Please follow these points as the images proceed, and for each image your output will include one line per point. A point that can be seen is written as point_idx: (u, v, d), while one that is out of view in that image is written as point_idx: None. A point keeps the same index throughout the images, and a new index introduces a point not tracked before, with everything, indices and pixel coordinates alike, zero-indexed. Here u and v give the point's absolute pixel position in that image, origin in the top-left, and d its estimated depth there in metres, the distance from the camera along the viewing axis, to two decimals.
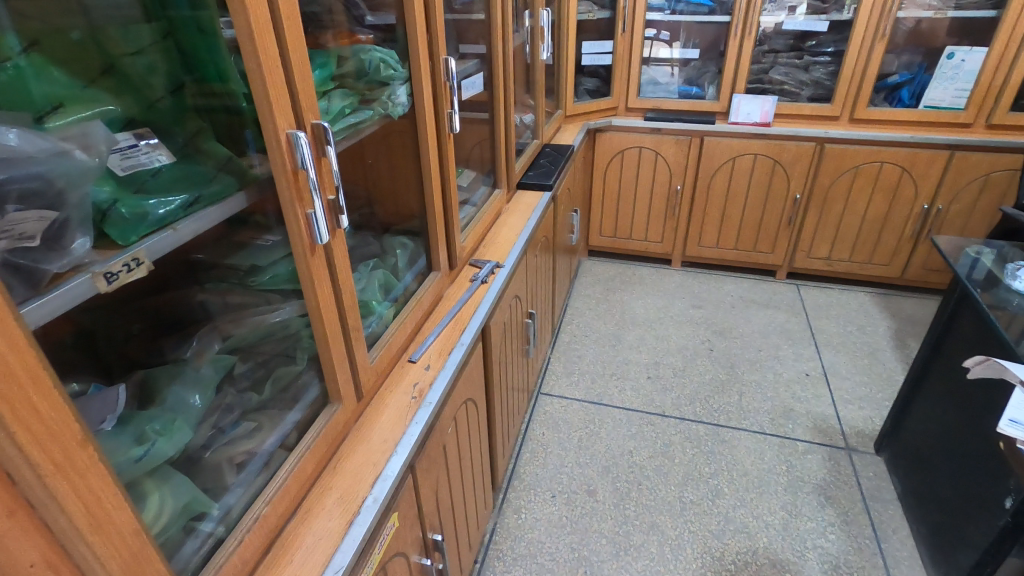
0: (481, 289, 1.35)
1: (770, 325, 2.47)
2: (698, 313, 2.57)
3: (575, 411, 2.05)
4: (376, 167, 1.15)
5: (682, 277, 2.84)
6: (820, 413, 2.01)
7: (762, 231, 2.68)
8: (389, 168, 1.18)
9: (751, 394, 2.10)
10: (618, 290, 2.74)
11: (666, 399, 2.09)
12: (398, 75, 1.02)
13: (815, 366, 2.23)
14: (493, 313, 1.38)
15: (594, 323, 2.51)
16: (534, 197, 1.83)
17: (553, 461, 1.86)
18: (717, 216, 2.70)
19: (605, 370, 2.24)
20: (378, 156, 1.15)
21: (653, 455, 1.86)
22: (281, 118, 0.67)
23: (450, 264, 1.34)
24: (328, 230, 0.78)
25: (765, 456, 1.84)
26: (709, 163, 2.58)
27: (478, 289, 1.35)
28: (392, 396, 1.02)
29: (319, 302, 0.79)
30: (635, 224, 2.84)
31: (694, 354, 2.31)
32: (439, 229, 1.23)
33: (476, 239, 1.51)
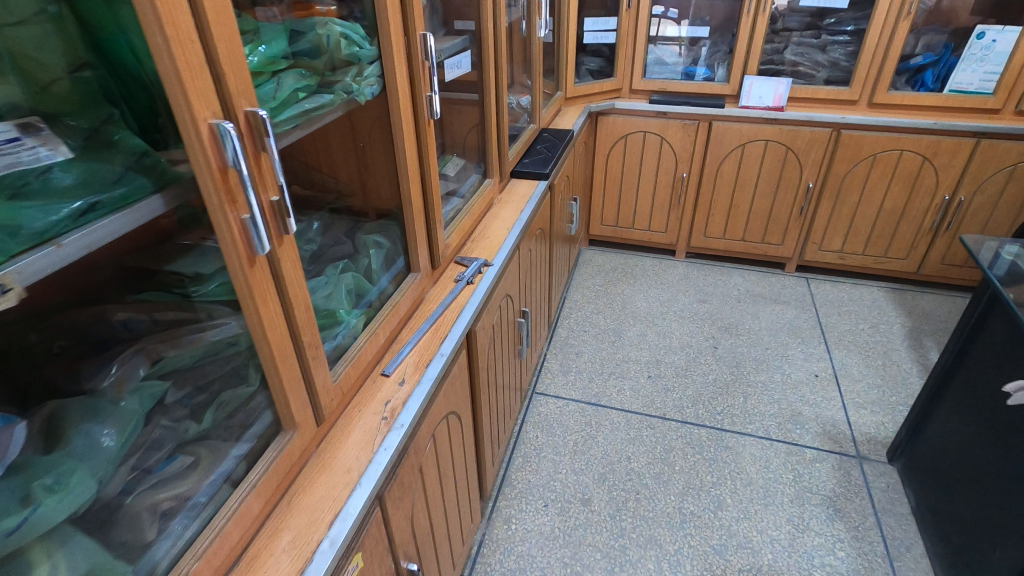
0: (468, 291, 1.23)
1: (778, 322, 2.35)
2: (703, 308, 2.45)
3: (571, 412, 1.95)
4: (339, 153, 1.04)
5: (687, 268, 2.71)
6: (829, 418, 1.91)
7: (772, 222, 2.55)
8: (358, 155, 1.06)
9: (757, 397, 1.99)
10: (620, 282, 2.63)
11: (667, 401, 1.99)
12: (365, 53, 0.89)
13: (825, 366, 2.12)
14: (481, 317, 1.27)
15: (594, 318, 2.40)
16: (529, 188, 1.71)
17: (547, 467, 1.76)
18: (725, 205, 2.57)
19: (603, 368, 2.13)
20: (345, 142, 1.03)
21: (652, 462, 1.76)
22: (200, 106, 0.55)
23: (432, 262, 1.22)
24: (271, 238, 0.66)
25: (771, 464, 1.74)
26: (717, 149, 2.44)
27: (463, 292, 1.23)
28: (360, 417, 0.92)
29: (265, 323, 0.68)
30: (638, 213, 2.71)
31: (697, 352, 2.20)
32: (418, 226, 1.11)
33: (464, 234, 1.40)
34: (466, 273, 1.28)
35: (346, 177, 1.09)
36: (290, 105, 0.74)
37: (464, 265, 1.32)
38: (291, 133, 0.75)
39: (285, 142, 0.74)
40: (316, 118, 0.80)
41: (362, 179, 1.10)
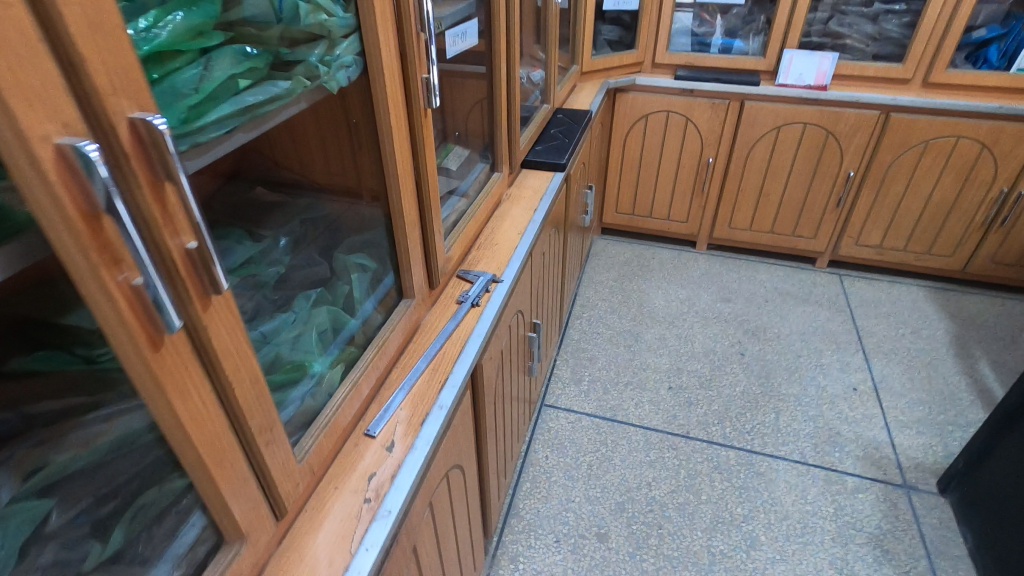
0: (472, 318, 1.02)
1: (810, 325, 2.15)
2: (727, 308, 2.24)
3: (584, 429, 1.76)
4: (306, 146, 0.85)
5: (708, 262, 2.49)
6: (870, 439, 1.72)
7: (805, 214, 2.32)
8: (331, 151, 0.85)
9: (790, 413, 1.80)
10: (635, 277, 2.41)
11: (690, 416, 1.80)
12: (339, 22, 0.66)
13: (863, 378, 1.92)
14: (488, 346, 1.06)
15: (608, 318, 2.19)
16: (543, 180, 1.48)
17: (558, 495, 1.58)
18: (753, 194, 2.34)
19: (619, 377, 1.94)
20: (314, 133, 0.83)
21: (675, 489, 1.58)
22: (32, 117, 0.32)
23: (429, 282, 1.00)
24: (184, 302, 0.45)
25: (808, 494, 1.56)
26: (749, 132, 2.19)
27: (467, 319, 1.02)
28: (336, 499, 0.72)
29: (187, 422, 0.47)
30: (656, 201, 2.47)
31: (722, 359, 2.00)
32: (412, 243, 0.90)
33: (467, 242, 1.18)
34: (472, 293, 1.07)
35: (318, 174, 0.89)
36: (226, 100, 0.52)
37: (470, 282, 1.10)
38: (229, 140, 0.53)
39: (220, 154, 0.52)
40: (269, 116, 0.58)
41: (339, 180, 0.89)
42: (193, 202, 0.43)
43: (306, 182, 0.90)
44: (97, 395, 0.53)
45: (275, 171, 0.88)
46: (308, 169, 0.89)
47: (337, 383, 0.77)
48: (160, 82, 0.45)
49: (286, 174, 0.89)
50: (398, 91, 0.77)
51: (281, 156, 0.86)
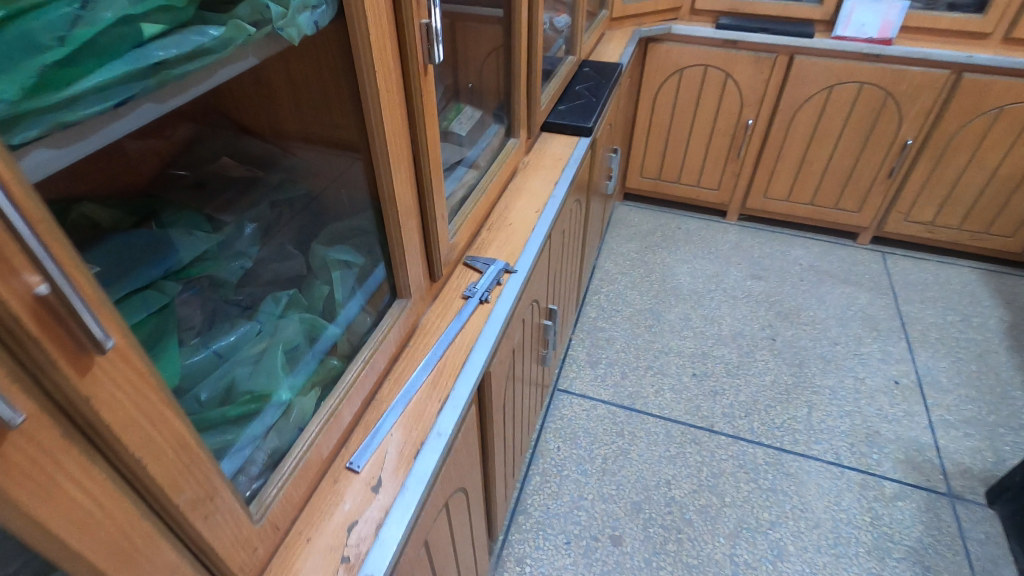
0: (481, 318, 0.87)
1: (848, 308, 1.97)
2: (759, 286, 2.07)
3: (600, 419, 1.63)
4: (277, 108, 0.70)
5: (739, 234, 2.30)
6: (912, 439, 1.57)
7: (850, 185, 2.10)
8: (307, 114, 0.70)
9: (824, 408, 1.65)
10: (659, 249, 2.23)
11: (715, 408, 1.66)
12: None
13: (906, 370, 1.76)
14: (499, 349, 0.90)
15: (628, 294, 2.03)
16: (565, 147, 1.29)
17: (570, 491, 1.47)
18: (795, 162, 2.11)
19: (638, 361, 1.80)
20: (286, 93, 0.68)
21: (697, 490, 1.46)
22: None
23: (429, 276, 0.84)
24: (31, 373, 0.30)
25: (842, 501, 1.43)
26: (796, 91, 1.95)
27: (476, 319, 0.87)
28: (309, 556, 0.59)
29: (66, 532, 0.33)
30: (686, 165, 2.26)
31: (751, 344, 1.85)
32: (407, 234, 0.72)
33: (476, 223, 1.01)
34: (482, 287, 0.91)
35: (291, 142, 0.75)
36: (122, 56, 0.35)
37: (480, 272, 0.94)
38: (125, 115, 0.37)
39: (111, 136, 0.36)
40: (194, 78, 0.41)
41: (318, 150, 0.73)
42: (11, 199, 0.27)
43: (279, 150, 0.75)
44: None
45: (242, 138, 0.74)
46: (280, 135, 0.74)
47: (314, 410, 0.63)
48: (1, 26, 0.28)
49: (254, 142, 0.75)
50: (388, 42, 0.59)
51: (246, 118, 0.72)
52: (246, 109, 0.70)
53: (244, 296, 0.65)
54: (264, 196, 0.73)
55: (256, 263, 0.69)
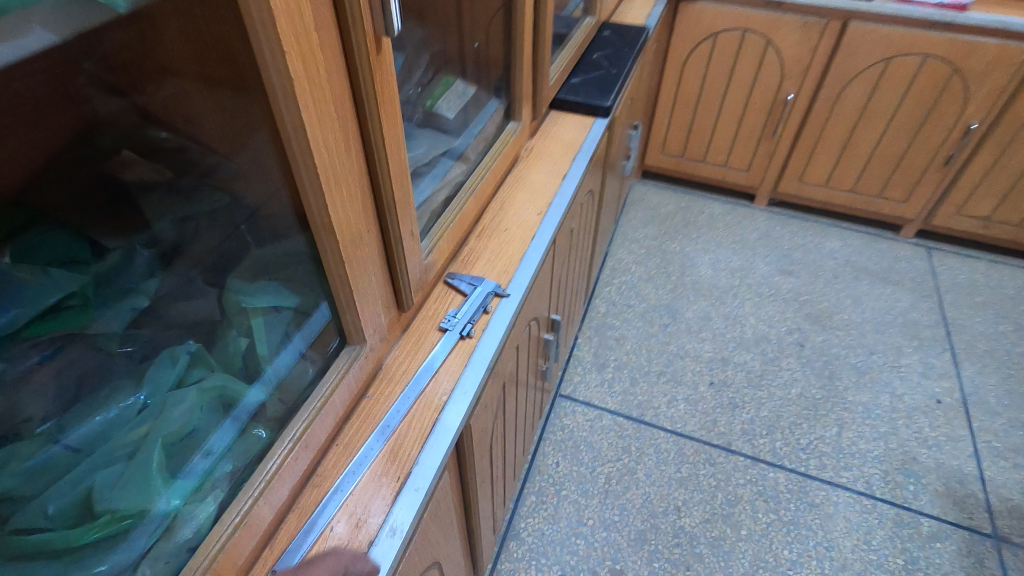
0: (460, 362, 0.70)
1: (887, 311, 1.78)
2: (788, 282, 1.87)
3: (605, 432, 1.47)
4: (189, 74, 0.44)
5: (768, 222, 2.09)
6: (953, 469, 1.41)
7: (899, 172, 1.87)
8: (235, 82, 0.43)
9: (855, 428, 1.48)
10: (679, 236, 2.02)
11: (734, 423, 1.49)
12: None
13: (950, 388, 1.57)
14: (483, 395, 0.74)
15: (643, 288, 1.84)
16: (578, 130, 1.09)
17: (569, 515, 1.32)
18: (838, 144, 1.88)
19: (651, 365, 1.63)
20: (190, 60, 0.43)
21: (710, 519, 1.31)
22: None
23: (395, 305, 0.67)
24: None
25: (872, 539, 1.28)
26: (847, 63, 1.70)
27: (455, 363, 0.70)
28: None
29: None
30: (714, 143, 2.03)
31: (777, 350, 1.67)
32: (359, 267, 0.54)
33: (462, 231, 0.82)
34: (464, 318, 0.73)
35: (215, 134, 0.47)
36: None
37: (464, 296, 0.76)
38: None
39: None
40: None
41: (246, 155, 0.48)
42: None
43: (194, 146, 0.48)
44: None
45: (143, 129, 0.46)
46: (199, 123, 0.47)
47: (214, 516, 0.48)
48: None
49: (161, 133, 0.46)
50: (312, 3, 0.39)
51: (147, 96, 0.44)
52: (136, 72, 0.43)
53: (133, 349, 0.46)
54: (165, 213, 0.49)
55: (154, 302, 0.48)
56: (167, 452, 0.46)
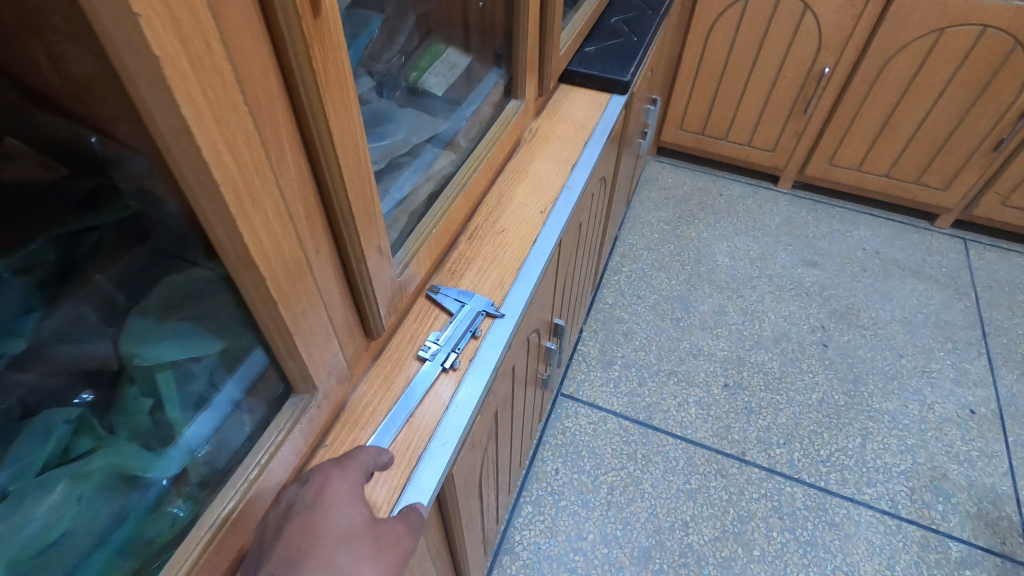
0: (441, 402, 0.58)
1: (919, 310, 1.64)
2: (812, 275, 1.73)
3: (609, 437, 1.37)
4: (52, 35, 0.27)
5: (791, 207, 1.93)
6: (986, 488, 1.29)
7: (941, 157, 1.70)
8: (105, 62, 0.26)
9: (880, 439, 1.37)
10: (695, 221, 1.88)
11: (749, 430, 1.38)
12: None
13: (985, 397, 1.45)
14: (470, 434, 0.62)
15: (654, 277, 1.71)
16: (591, 109, 0.94)
17: (567, 528, 1.23)
18: (877, 123, 1.71)
19: (661, 363, 1.51)
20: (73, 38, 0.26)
21: (720, 538, 1.21)
22: None
23: (360, 334, 0.54)
24: None
25: (895, 564, 1.18)
26: (894, 34, 1.52)
27: (435, 402, 0.58)
28: None
29: None
30: (738, 119, 1.86)
31: (798, 350, 1.54)
32: (302, 304, 0.41)
33: (451, 234, 0.69)
34: (449, 347, 0.61)
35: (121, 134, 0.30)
36: None
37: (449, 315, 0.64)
38: None
39: None
40: None
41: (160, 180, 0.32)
42: None
43: (98, 138, 0.32)
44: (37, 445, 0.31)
45: (27, 111, 0.30)
46: (99, 110, 0.30)
47: None
48: None
49: (56, 116, 0.31)
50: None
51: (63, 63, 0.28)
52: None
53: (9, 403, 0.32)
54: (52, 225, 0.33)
55: (33, 346, 0.33)
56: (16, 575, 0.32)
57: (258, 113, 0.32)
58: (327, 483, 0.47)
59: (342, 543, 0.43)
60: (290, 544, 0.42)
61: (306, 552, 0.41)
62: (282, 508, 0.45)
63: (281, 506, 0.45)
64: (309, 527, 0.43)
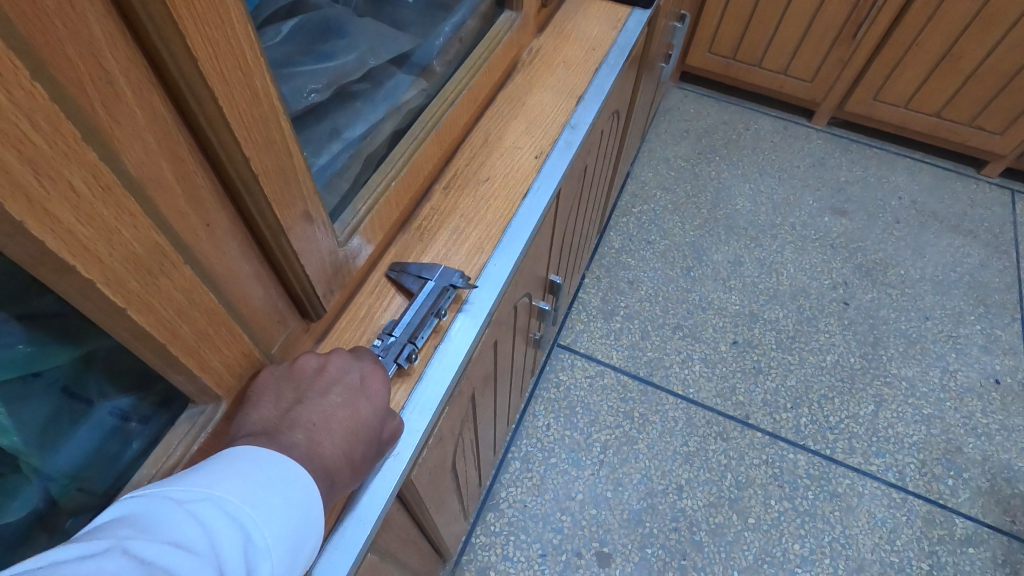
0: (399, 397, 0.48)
1: (952, 268, 1.51)
2: (839, 223, 1.58)
3: (605, 393, 1.28)
4: None
5: (824, 146, 1.75)
6: (1002, 464, 1.22)
7: (1004, 96, 1.50)
8: None
9: (895, 408, 1.28)
10: (716, 159, 1.70)
11: (755, 392, 1.30)
12: None
13: (1013, 367, 1.35)
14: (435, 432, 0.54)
15: (667, 220, 1.57)
16: (607, 25, 0.77)
17: (556, 487, 1.17)
18: (936, 53, 1.49)
19: (667, 317, 1.40)
20: None
21: (715, 503, 1.16)
22: None
23: (298, 315, 0.43)
24: None
25: (897, 539, 1.13)
26: None
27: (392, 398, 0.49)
28: None
29: None
30: (775, 42, 1.64)
31: (816, 308, 1.43)
32: (174, 303, 0.29)
33: (419, 186, 0.56)
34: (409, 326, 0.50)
35: None
36: None
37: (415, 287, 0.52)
38: None
39: None
40: None
41: None
42: None
43: None
44: None
45: None
46: None
47: None
48: None
49: None
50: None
51: None
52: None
53: None
54: None
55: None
56: None
57: (20, 23, 0.19)
58: (374, 374, 0.44)
59: (363, 438, 0.42)
60: (334, 411, 0.40)
61: (343, 429, 0.40)
62: (325, 367, 0.42)
63: (312, 362, 0.42)
64: (352, 411, 0.41)
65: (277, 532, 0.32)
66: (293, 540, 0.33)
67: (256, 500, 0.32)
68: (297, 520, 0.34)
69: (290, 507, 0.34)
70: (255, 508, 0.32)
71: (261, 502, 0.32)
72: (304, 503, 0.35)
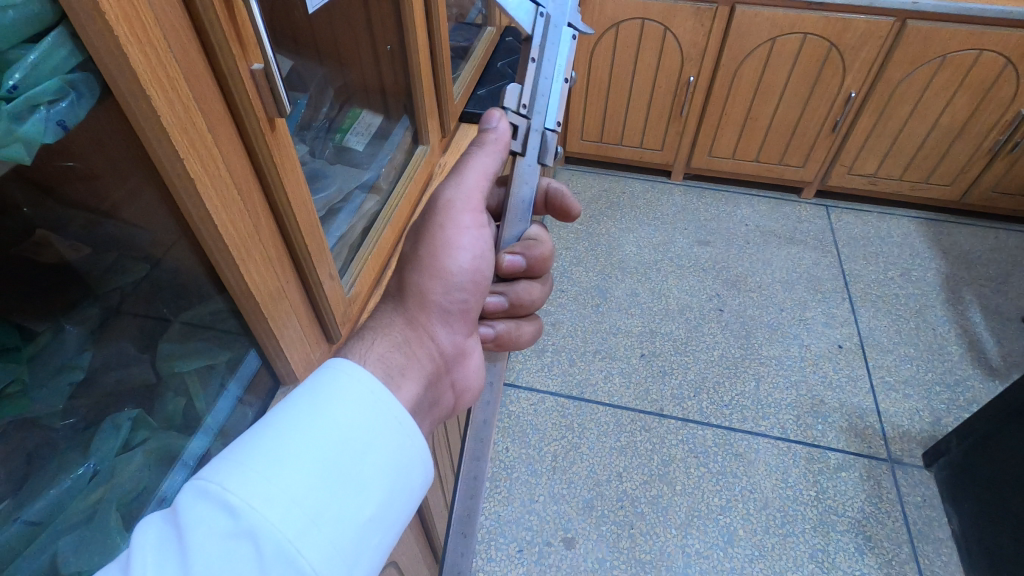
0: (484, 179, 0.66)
1: (793, 270, 1.95)
2: (705, 252, 2.01)
3: (548, 413, 1.58)
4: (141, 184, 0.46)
5: (684, 196, 2.23)
6: (855, 406, 1.59)
7: (795, 140, 2.03)
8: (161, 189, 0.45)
9: (771, 380, 1.65)
10: (604, 219, 2.13)
11: (664, 389, 1.63)
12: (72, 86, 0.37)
13: (849, 334, 1.76)
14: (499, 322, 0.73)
15: (574, 272, 1.94)
16: None
17: (521, 495, 1.42)
18: (740, 119, 2.02)
19: (587, 345, 1.74)
20: (150, 180, 0.45)
21: (648, 480, 1.44)
22: None
23: (327, 337, 0.71)
24: None
25: (789, 477, 1.44)
26: (739, 43, 1.83)
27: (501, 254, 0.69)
28: None
29: None
30: (627, 126, 2.14)
31: (699, 318, 1.81)
32: (279, 316, 0.58)
33: (387, 253, 0.87)
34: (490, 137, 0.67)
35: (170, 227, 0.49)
36: None
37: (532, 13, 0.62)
38: None
39: None
40: None
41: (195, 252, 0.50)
42: None
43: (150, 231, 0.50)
44: (147, 392, 0.55)
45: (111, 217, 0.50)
46: (152, 216, 0.49)
47: None
48: None
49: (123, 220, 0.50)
50: (196, 87, 0.43)
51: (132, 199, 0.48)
52: (63, 168, 0.44)
53: (76, 420, 0.49)
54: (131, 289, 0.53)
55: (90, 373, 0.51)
56: (123, 511, 0.52)
57: (243, 196, 0.50)
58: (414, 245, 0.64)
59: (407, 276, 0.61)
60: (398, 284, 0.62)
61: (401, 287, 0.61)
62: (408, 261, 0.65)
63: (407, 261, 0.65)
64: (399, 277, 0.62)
65: (243, 471, 0.40)
66: (317, 424, 0.44)
67: (317, 484, 0.41)
68: (222, 502, 0.38)
69: (239, 533, 0.38)
70: (309, 472, 0.41)
71: (301, 492, 0.40)
72: (207, 559, 0.37)
